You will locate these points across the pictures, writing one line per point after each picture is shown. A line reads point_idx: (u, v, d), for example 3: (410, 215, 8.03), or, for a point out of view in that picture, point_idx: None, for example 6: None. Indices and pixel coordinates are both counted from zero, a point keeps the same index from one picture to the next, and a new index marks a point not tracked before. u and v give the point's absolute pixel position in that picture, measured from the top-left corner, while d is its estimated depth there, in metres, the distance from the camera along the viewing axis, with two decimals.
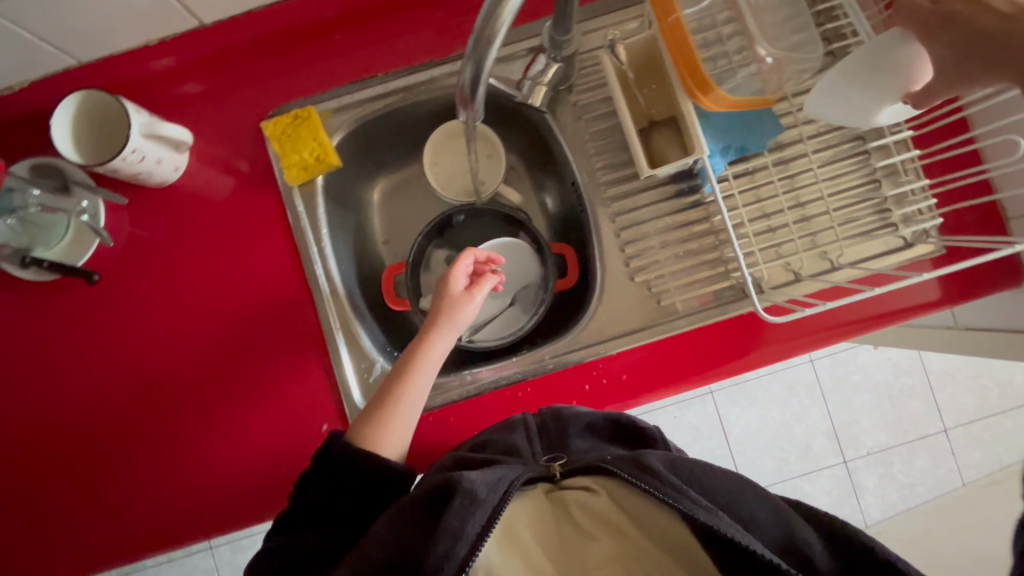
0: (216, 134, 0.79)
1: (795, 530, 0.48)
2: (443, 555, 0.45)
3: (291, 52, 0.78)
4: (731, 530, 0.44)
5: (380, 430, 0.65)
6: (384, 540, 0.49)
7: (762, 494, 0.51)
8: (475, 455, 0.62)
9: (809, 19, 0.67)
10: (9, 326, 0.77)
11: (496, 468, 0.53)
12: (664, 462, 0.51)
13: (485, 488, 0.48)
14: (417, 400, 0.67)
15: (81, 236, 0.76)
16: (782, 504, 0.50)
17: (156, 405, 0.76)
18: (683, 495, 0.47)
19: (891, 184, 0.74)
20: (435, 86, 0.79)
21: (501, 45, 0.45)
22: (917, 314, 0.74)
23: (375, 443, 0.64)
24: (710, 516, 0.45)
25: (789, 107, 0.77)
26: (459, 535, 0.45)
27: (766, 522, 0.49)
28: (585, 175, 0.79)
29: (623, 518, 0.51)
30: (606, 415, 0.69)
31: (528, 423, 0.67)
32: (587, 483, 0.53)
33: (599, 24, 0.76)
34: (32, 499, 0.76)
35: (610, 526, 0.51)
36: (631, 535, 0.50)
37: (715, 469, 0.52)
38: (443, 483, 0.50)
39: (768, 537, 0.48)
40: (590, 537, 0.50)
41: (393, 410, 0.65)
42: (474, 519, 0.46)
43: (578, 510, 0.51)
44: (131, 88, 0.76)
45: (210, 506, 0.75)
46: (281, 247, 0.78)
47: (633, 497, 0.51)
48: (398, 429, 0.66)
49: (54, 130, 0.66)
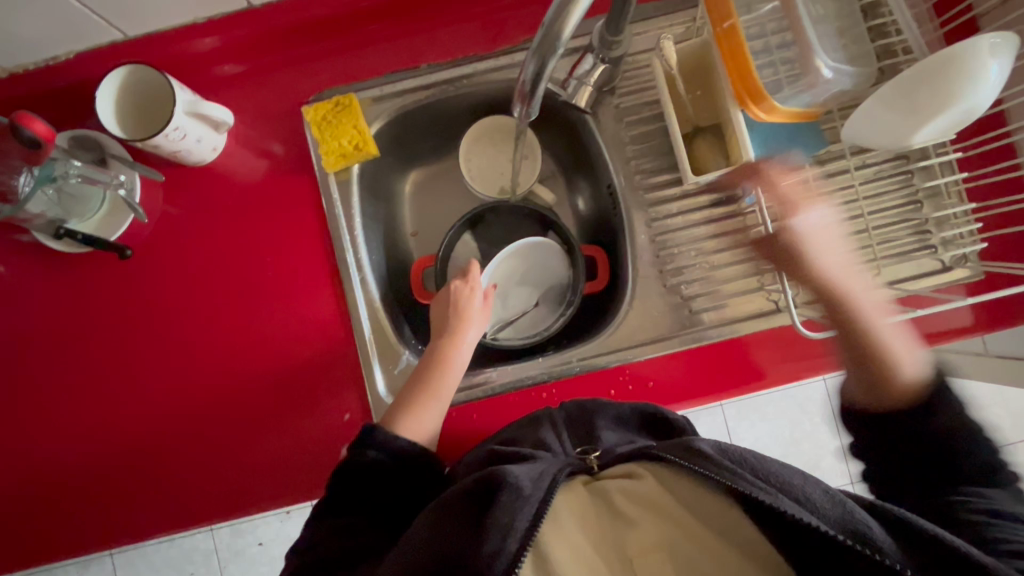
0: (255, 117, 0.79)
1: (857, 513, 0.45)
2: (494, 550, 0.45)
3: (335, 38, 0.78)
4: (793, 510, 0.44)
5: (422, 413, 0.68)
6: (429, 535, 0.49)
7: (812, 479, 0.48)
8: (504, 450, 0.60)
9: (860, 34, 0.67)
10: (39, 295, 0.77)
11: (536, 462, 0.54)
12: (714, 446, 0.50)
13: (530, 483, 0.49)
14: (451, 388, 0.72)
15: (116, 211, 0.75)
16: (837, 489, 0.47)
17: (180, 385, 0.76)
18: (738, 476, 0.47)
19: (933, 206, 0.73)
20: (476, 81, 0.79)
21: (567, 42, 0.44)
22: (950, 338, 0.73)
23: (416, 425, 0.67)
24: (771, 497, 0.45)
25: (832, 121, 0.74)
26: (509, 531, 0.46)
27: (825, 508, 0.45)
28: (622, 179, 0.78)
29: (668, 501, 0.51)
30: (632, 406, 0.67)
31: (554, 417, 0.66)
32: (632, 469, 0.54)
33: (648, 28, 0.76)
34: (52, 473, 0.76)
35: (655, 512, 0.50)
36: (680, 519, 0.50)
37: (763, 455, 0.50)
38: (487, 476, 0.50)
39: (830, 520, 0.44)
40: (631, 523, 0.50)
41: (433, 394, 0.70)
42: (522, 514, 0.47)
43: (621, 498, 0.51)
44: (174, 66, 0.76)
45: (229, 488, 0.75)
46: (314, 233, 0.78)
47: (682, 482, 0.52)
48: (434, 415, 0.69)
49: (98, 104, 0.66)
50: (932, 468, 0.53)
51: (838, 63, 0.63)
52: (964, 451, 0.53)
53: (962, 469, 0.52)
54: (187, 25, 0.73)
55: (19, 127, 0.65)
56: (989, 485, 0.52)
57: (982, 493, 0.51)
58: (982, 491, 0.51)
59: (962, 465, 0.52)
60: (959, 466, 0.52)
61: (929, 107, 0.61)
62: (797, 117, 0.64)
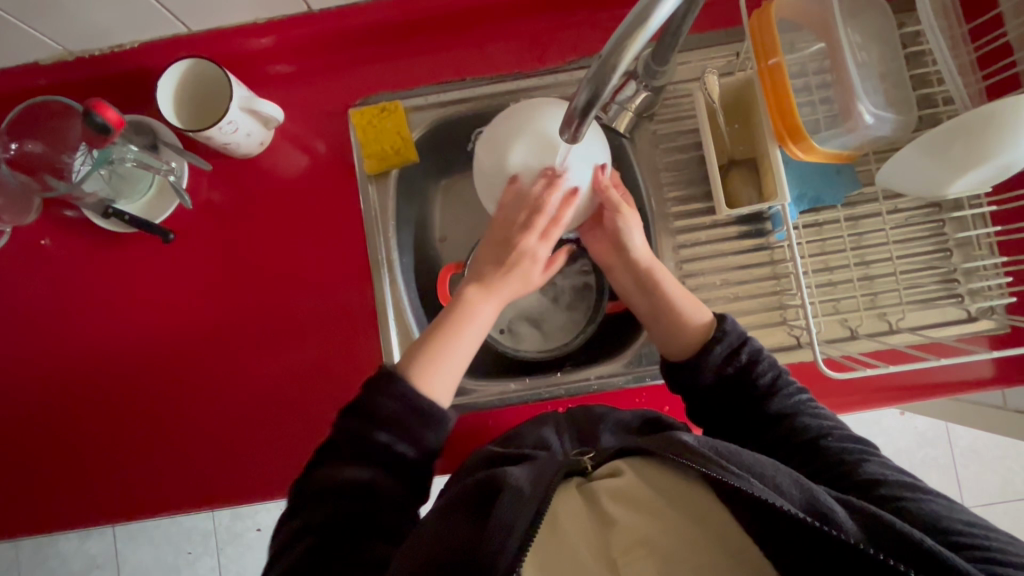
0: (303, 116, 0.81)
1: (821, 496, 0.45)
2: (495, 549, 0.44)
3: (386, 46, 0.80)
4: (766, 495, 0.43)
5: (432, 364, 0.64)
6: (433, 535, 0.49)
7: (781, 468, 0.48)
8: (504, 450, 0.62)
9: (903, 83, 0.68)
10: (80, 271, 0.80)
11: (532, 464, 0.54)
12: (699, 440, 0.49)
13: (529, 485, 0.49)
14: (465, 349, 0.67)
15: (162, 195, 0.78)
16: (806, 479, 0.47)
17: (209, 368, 0.79)
18: (718, 466, 0.45)
19: (963, 256, 0.73)
20: (519, 96, 0.81)
21: (624, 72, 0.46)
22: (971, 389, 0.74)
23: (427, 377, 0.64)
24: (742, 482, 0.44)
25: (868, 162, 0.75)
26: (509, 529, 0.45)
27: (792, 492, 0.45)
28: (653, 203, 0.79)
29: (652, 495, 0.47)
30: (637, 413, 0.67)
31: (561, 422, 0.67)
32: (619, 467, 0.51)
33: (692, 58, 0.77)
34: (79, 444, 0.79)
35: (638, 505, 0.47)
36: (661, 511, 0.46)
37: (743, 449, 0.49)
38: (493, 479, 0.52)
39: (794, 500, 0.45)
40: (613, 520, 0.46)
41: (445, 349, 0.66)
42: (522, 515, 0.46)
43: (606, 497, 0.48)
44: (229, 61, 0.79)
45: (251, 468, 0.78)
46: (350, 231, 0.80)
47: (667, 476, 0.49)
48: (446, 371, 0.65)
49: (159, 95, 0.69)
50: (754, 408, 0.61)
51: (878, 109, 0.65)
52: (769, 387, 0.61)
53: (772, 401, 0.60)
54: (246, 23, 0.76)
55: (91, 113, 0.64)
56: (806, 412, 0.59)
57: (807, 424, 0.57)
58: (806, 424, 0.58)
59: (773, 397, 0.61)
60: (772, 406, 0.60)
61: (972, 157, 0.60)
62: (835, 159, 0.66)
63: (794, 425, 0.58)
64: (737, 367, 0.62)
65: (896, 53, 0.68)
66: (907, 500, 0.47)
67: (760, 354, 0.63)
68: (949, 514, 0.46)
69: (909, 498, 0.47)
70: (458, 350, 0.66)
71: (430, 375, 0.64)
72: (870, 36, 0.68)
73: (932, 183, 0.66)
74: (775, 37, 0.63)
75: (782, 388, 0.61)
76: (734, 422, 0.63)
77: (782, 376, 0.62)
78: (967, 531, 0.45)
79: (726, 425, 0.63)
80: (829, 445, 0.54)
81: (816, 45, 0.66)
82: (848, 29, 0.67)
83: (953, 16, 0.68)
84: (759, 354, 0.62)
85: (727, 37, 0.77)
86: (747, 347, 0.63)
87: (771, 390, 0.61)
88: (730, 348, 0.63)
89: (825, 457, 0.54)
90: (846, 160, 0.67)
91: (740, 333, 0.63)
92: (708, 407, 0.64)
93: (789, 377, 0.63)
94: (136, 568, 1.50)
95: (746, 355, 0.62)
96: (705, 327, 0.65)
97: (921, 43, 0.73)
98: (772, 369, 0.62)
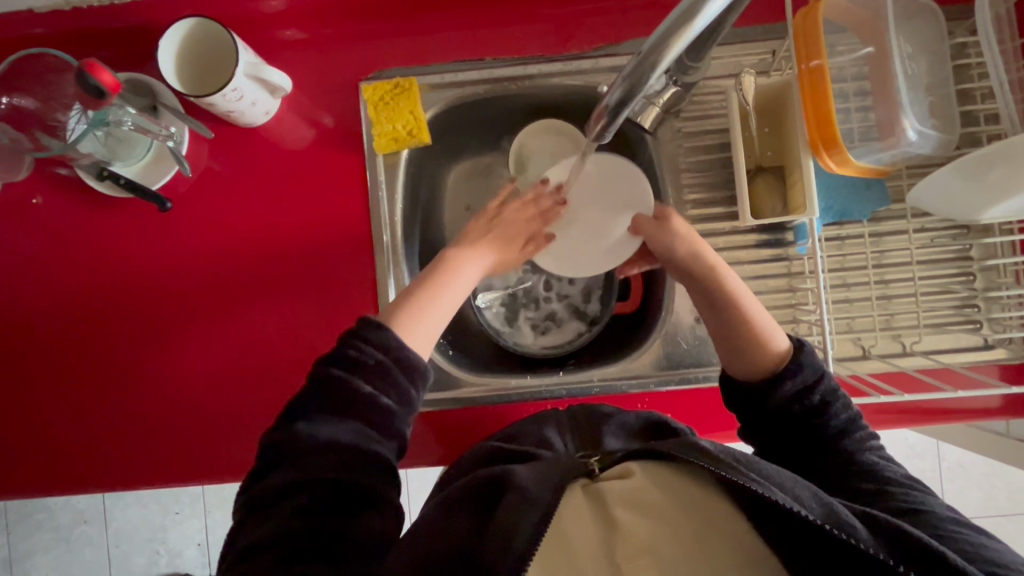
0: (312, 86, 0.77)
1: (841, 511, 0.44)
2: (500, 549, 0.41)
3: (403, 18, 0.76)
4: (792, 505, 0.42)
5: (410, 310, 0.61)
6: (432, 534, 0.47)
7: (800, 481, 0.46)
8: (505, 447, 0.60)
9: (948, 97, 0.64)
10: (72, 233, 0.77)
11: (546, 466, 0.50)
12: (720, 448, 0.47)
13: (536, 488, 0.46)
14: (444, 303, 0.63)
15: (160, 161, 0.75)
16: (822, 492, 0.45)
17: (199, 344, 0.77)
18: (742, 472, 0.43)
19: (986, 281, 0.71)
20: (539, 82, 0.77)
21: (663, 71, 0.43)
22: (980, 418, 0.72)
23: (402, 320, 0.60)
24: (767, 489, 0.42)
25: (899, 174, 0.72)
26: (512, 533, 0.42)
27: (813, 505, 0.43)
28: (673, 204, 0.76)
29: (665, 498, 0.44)
30: (640, 414, 0.64)
31: (561, 418, 0.65)
32: (629, 467, 0.47)
33: (727, 53, 0.73)
34: (69, 411, 0.77)
35: (654, 511, 0.43)
36: (672, 519, 0.42)
37: (762, 461, 0.46)
38: (498, 477, 0.50)
39: (816, 511, 0.43)
40: (629, 528, 0.42)
41: (424, 299, 0.62)
42: (526, 518, 0.43)
43: (616, 503, 0.44)
44: (238, 24, 0.75)
45: (234, 448, 0.76)
46: (355, 210, 0.77)
47: (682, 483, 0.45)
48: (424, 319, 0.61)
49: (160, 56, 0.65)
50: (818, 445, 0.56)
51: (922, 125, 0.61)
52: (841, 427, 0.57)
53: (843, 441, 0.56)
54: None
55: (84, 74, 0.59)
56: (872, 452, 0.55)
57: (871, 463, 0.54)
58: (870, 461, 0.54)
59: (844, 438, 0.56)
60: (843, 446, 0.56)
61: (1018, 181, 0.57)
62: (867, 173, 0.63)
63: (858, 464, 0.54)
64: (807, 408, 0.57)
65: (943, 66, 0.64)
66: (969, 542, 0.45)
67: (838, 394, 0.57)
68: (1007, 558, 0.45)
69: (968, 538, 0.45)
70: (440, 304, 0.63)
71: (413, 320, 0.60)
72: (918, 45, 0.64)
73: (972, 204, 0.63)
74: (819, 39, 0.60)
75: (854, 432, 0.56)
76: (789, 448, 0.58)
77: (857, 420, 0.57)
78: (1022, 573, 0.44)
79: (779, 453, 0.59)
80: (885, 478, 0.52)
81: (863, 49, 0.63)
82: (898, 35, 0.63)
83: (1008, 29, 0.63)
84: (836, 396, 0.57)
85: (765, 32, 0.73)
86: (822, 388, 0.57)
87: (844, 430, 0.56)
88: (802, 385, 0.57)
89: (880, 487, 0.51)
90: (879, 174, 0.65)
91: (817, 369, 0.58)
92: (764, 431, 0.59)
93: (860, 420, 0.58)
94: (122, 526, 1.50)
95: (819, 395, 0.57)
96: (781, 354, 0.59)
97: (968, 55, 0.70)
98: (846, 411, 0.57)
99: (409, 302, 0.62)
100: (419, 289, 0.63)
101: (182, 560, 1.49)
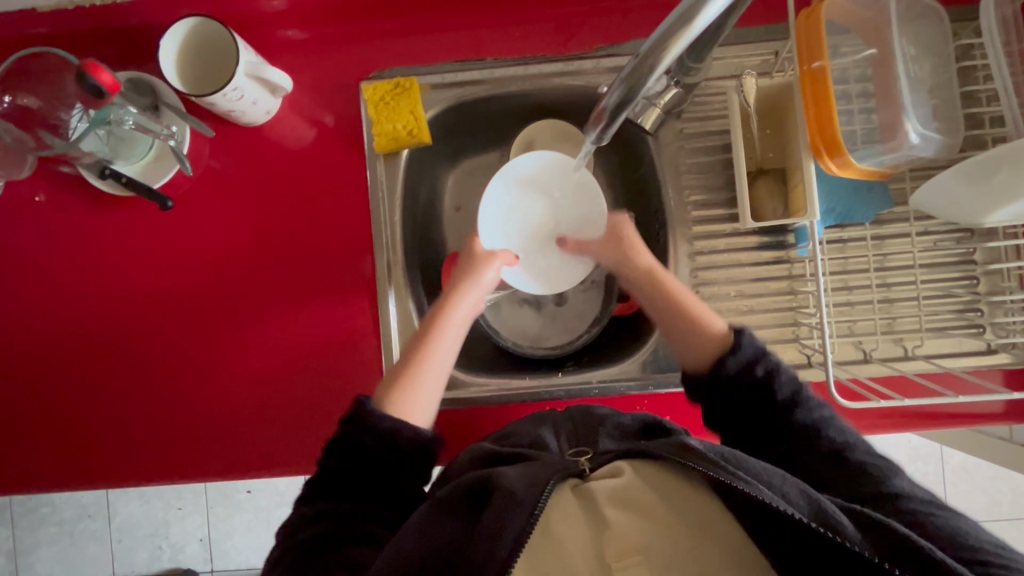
0: (313, 85, 0.77)
1: (831, 509, 0.44)
2: (486, 552, 0.43)
3: (404, 17, 0.76)
4: (774, 501, 0.41)
5: (402, 387, 0.62)
6: (418, 535, 0.47)
7: (789, 479, 0.46)
8: (499, 451, 0.60)
9: (953, 100, 0.64)
10: (74, 232, 0.77)
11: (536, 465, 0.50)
12: (708, 447, 0.47)
13: (523, 485, 0.46)
14: (438, 371, 0.64)
15: (162, 160, 0.75)
16: (811, 489, 0.45)
17: (199, 342, 0.77)
18: (730, 472, 0.43)
19: (989, 285, 0.70)
20: (539, 82, 0.77)
21: (661, 73, 0.43)
22: (983, 423, 0.72)
23: (395, 402, 0.61)
24: (749, 486, 0.42)
25: (902, 177, 0.72)
26: (499, 535, 0.43)
27: (801, 504, 0.43)
28: (673, 205, 0.76)
29: (653, 497, 0.44)
30: (634, 416, 0.64)
31: (555, 421, 0.65)
32: (617, 467, 0.47)
33: (730, 54, 0.73)
34: (70, 409, 0.78)
35: (642, 509, 0.43)
36: (662, 517, 0.43)
37: (749, 458, 0.47)
38: (485, 479, 0.50)
39: (802, 508, 0.43)
40: (617, 527, 0.42)
41: (414, 371, 0.63)
42: (513, 520, 0.44)
43: (607, 502, 0.44)
44: (240, 23, 0.75)
45: (233, 446, 0.77)
46: (355, 210, 0.77)
47: (670, 481, 0.45)
48: (417, 392, 0.62)
49: (161, 56, 0.65)
50: (774, 422, 0.57)
51: (925, 127, 0.61)
52: (789, 400, 0.57)
53: (795, 414, 0.56)
54: None
55: (85, 74, 0.60)
56: (829, 427, 0.56)
57: (832, 439, 0.55)
58: (831, 438, 0.55)
59: (795, 411, 0.57)
60: (794, 419, 0.56)
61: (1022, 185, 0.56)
62: (869, 177, 0.63)
63: (820, 443, 0.55)
64: (754, 380, 0.58)
65: (948, 67, 0.64)
66: (939, 519, 0.47)
67: (779, 367, 0.58)
68: (980, 536, 0.46)
69: (938, 517, 0.47)
70: (430, 371, 0.64)
71: (405, 399, 0.62)
72: (922, 47, 0.64)
73: (976, 208, 0.63)
74: (822, 39, 0.60)
75: (803, 401, 0.57)
76: (750, 428, 0.59)
77: (804, 391, 0.58)
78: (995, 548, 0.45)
79: (741, 433, 0.59)
80: (851, 458, 0.53)
81: (866, 51, 0.62)
82: (903, 38, 0.63)
83: (1010, 31, 0.61)
84: (777, 367, 0.58)
85: (768, 33, 0.72)
86: (762, 361, 0.58)
87: (793, 402, 0.57)
88: (744, 361, 0.59)
89: (846, 467, 0.53)
90: (879, 177, 0.64)
91: (755, 346, 0.59)
92: (725, 413, 0.60)
93: (809, 389, 0.59)
94: (125, 521, 1.51)
95: (763, 368, 0.58)
96: (722, 335, 0.61)
97: (973, 57, 0.69)
98: (792, 382, 0.58)
99: (413, 360, 0.64)
100: (406, 358, 0.65)
101: (184, 555, 1.50)
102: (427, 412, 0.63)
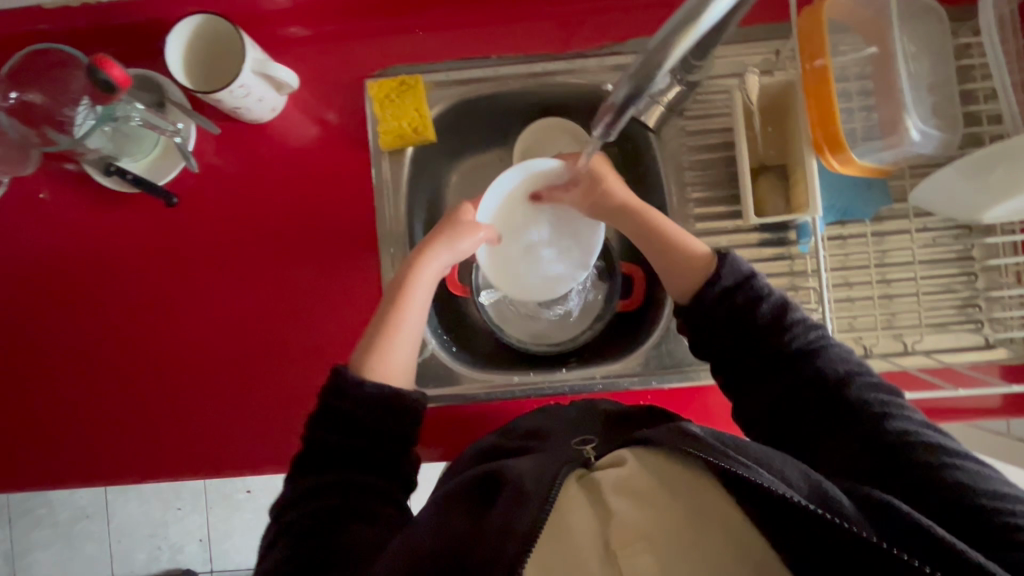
0: (318, 83, 0.78)
1: (832, 493, 0.45)
2: (498, 548, 0.43)
3: (409, 16, 0.77)
4: (773, 484, 0.42)
5: (377, 344, 0.62)
6: (429, 529, 0.48)
7: (789, 462, 0.47)
8: (505, 445, 0.61)
9: (952, 98, 0.65)
10: (78, 228, 0.78)
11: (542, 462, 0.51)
12: (708, 432, 0.47)
13: (532, 484, 0.47)
14: (413, 325, 0.64)
15: (167, 156, 0.75)
16: (812, 472, 0.47)
17: (202, 339, 0.77)
18: (730, 458, 0.44)
19: (987, 281, 0.71)
20: (543, 80, 0.77)
21: (668, 71, 0.44)
22: (981, 417, 0.72)
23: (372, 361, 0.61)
24: (752, 473, 0.43)
25: (901, 174, 0.73)
26: (509, 531, 0.44)
27: (801, 486, 0.44)
28: (676, 202, 0.77)
29: (657, 485, 0.44)
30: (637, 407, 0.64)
31: (559, 415, 0.65)
32: (623, 455, 0.47)
33: (732, 52, 0.74)
34: (73, 405, 0.78)
35: (646, 497, 0.43)
36: (666, 505, 0.42)
37: (751, 442, 0.48)
38: (494, 473, 0.51)
39: (803, 491, 0.44)
40: (621, 515, 0.42)
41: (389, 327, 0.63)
42: (523, 516, 0.44)
43: (611, 491, 0.44)
44: (246, 21, 0.75)
45: (236, 443, 0.77)
46: (359, 206, 0.77)
47: (674, 468, 0.45)
48: (395, 345, 0.62)
49: (168, 54, 0.66)
50: (763, 347, 0.58)
51: (925, 124, 0.62)
52: (780, 326, 0.58)
53: (783, 336, 0.57)
54: None
55: (95, 69, 0.60)
56: (823, 348, 0.57)
57: (823, 364, 0.56)
58: (823, 362, 0.56)
59: (782, 332, 0.58)
60: (787, 344, 0.57)
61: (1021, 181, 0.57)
62: (869, 172, 0.64)
63: (811, 368, 0.56)
64: (739, 306, 0.59)
65: (947, 66, 0.65)
66: (931, 458, 0.49)
67: (763, 293, 0.59)
68: (971, 473, 0.48)
69: (932, 456, 0.49)
70: (405, 325, 0.63)
71: (382, 357, 0.61)
72: (922, 45, 0.65)
73: (975, 204, 0.63)
74: (824, 37, 0.60)
75: (790, 322, 0.58)
76: (742, 360, 0.60)
77: (795, 314, 0.58)
78: (983, 483, 0.47)
79: (733, 360, 0.60)
80: (845, 390, 0.54)
81: (866, 49, 0.63)
82: (902, 37, 0.63)
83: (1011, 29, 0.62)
84: (761, 293, 0.59)
85: (770, 32, 0.73)
86: (745, 287, 0.60)
87: (779, 326, 0.58)
88: (727, 288, 0.60)
89: (840, 395, 0.54)
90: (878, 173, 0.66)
91: (738, 272, 0.60)
92: (715, 342, 0.61)
93: (795, 308, 0.60)
94: (124, 521, 1.51)
95: (744, 294, 0.60)
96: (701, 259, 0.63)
97: (971, 57, 0.70)
98: (777, 304, 0.59)
99: (386, 319, 0.63)
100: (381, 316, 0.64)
101: (183, 555, 1.50)
102: (406, 368, 0.62)
